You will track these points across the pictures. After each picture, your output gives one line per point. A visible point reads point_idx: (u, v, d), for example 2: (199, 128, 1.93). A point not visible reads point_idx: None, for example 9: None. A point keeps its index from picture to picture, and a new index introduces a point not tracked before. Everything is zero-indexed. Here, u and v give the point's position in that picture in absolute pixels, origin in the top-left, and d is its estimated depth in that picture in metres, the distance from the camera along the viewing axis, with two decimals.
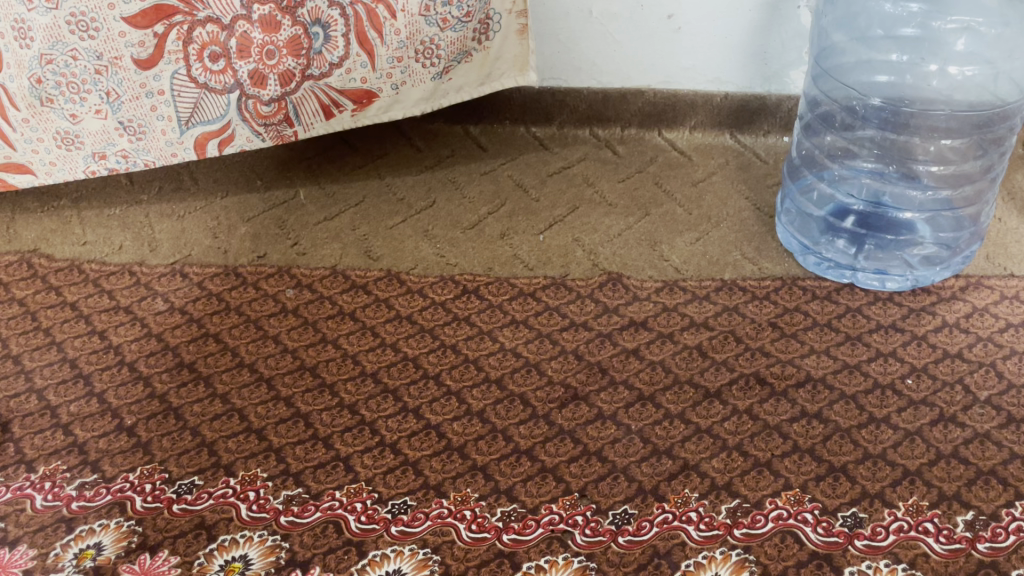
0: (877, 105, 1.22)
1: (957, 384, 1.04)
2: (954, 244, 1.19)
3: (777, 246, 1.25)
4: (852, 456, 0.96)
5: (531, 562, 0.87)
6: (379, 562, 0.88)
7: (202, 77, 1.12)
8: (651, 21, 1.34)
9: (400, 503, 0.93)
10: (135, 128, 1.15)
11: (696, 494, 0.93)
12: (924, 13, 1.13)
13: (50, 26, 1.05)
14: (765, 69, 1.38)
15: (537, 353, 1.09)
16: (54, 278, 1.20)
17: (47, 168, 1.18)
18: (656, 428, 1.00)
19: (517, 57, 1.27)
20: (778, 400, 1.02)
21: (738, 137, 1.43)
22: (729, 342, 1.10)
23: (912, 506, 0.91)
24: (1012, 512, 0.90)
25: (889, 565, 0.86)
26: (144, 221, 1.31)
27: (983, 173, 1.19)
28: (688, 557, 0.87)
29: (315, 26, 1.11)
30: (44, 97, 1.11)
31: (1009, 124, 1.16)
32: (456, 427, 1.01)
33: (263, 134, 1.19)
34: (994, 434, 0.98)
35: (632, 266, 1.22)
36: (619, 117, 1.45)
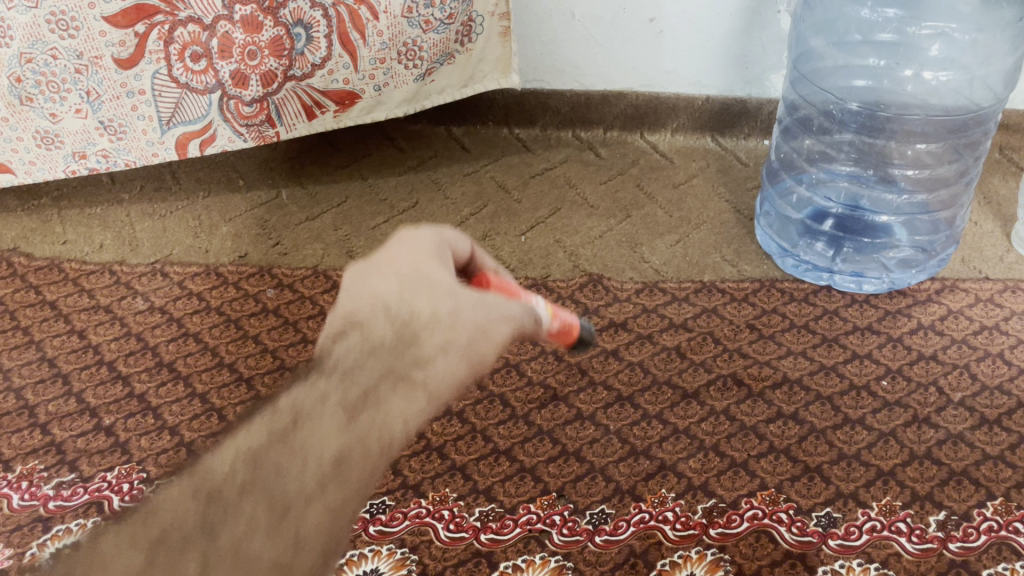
0: (854, 109, 1.23)
1: (932, 385, 1.05)
2: (930, 247, 1.21)
3: (757, 248, 1.26)
4: (827, 457, 0.97)
5: (508, 562, 0.88)
6: (357, 562, 0.88)
7: (183, 77, 1.12)
8: (634, 24, 1.34)
9: (379, 502, 0.94)
10: (115, 127, 1.15)
11: (672, 494, 0.93)
12: (900, 19, 1.14)
13: (30, 24, 1.04)
14: (746, 73, 1.38)
15: (517, 353, 1.10)
16: (34, 276, 1.20)
17: (26, 167, 1.18)
18: (634, 428, 1.00)
19: (499, 59, 1.27)
20: (755, 401, 1.03)
21: (719, 140, 1.45)
22: (707, 343, 1.11)
23: (885, 506, 0.92)
24: (983, 512, 0.91)
25: (862, 564, 0.87)
26: (126, 220, 1.30)
27: (958, 177, 1.21)
28: (664, 556, 0.88)
29: (297, 26, 1.11)
30: (23, 96, 1.11)
31: (983, 129, 1.20)
32: (435, 427, 1.01)
33: (245, 135, 1.20)
34: (968, 436, 0.99)
35: (612, 268, 1.23)
36: (601, 119, 1.46)
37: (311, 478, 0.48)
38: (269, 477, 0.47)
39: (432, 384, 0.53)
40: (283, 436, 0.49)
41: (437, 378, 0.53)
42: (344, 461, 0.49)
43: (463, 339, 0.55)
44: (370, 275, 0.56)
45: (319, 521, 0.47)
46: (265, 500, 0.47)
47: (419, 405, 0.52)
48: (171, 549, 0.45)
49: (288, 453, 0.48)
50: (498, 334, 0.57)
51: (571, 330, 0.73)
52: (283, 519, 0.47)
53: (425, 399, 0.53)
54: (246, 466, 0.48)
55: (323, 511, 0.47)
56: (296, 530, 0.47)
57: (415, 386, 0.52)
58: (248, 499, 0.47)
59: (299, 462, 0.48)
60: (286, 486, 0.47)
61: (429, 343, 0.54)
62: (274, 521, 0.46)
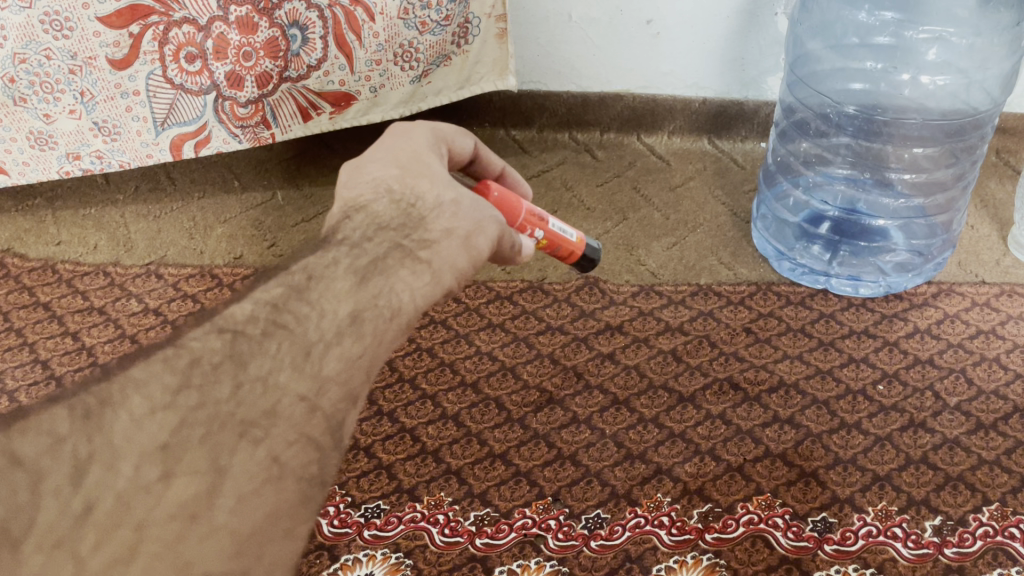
0: (851, 113, 1.23)
1: (928, 390, 1.05)
2: (927, 251, 1.22)
3: (753, 251, 1.26)
4: (822, 461, 0.97)
5: (503, 566, 0.87)
6: (351, 567, 0.88)
7: (178, 78, 1.11)
8: (631, 26, 1.34)
9: (373, 506, 0.93)
10: (109, 128, 1.15)
11: (668, 498, 0.93)
12: (898, 23, 1.14)
13: (23, 25, 1.03)
14: (743, 75, 1.38)
15: (513, 356, 1.10)
16: (28, 278, 1.20)
17: (20, 168, 1.18)
18: (629, 433, 1.00)
19: (495, 61, 1.27)
20: (752, 405, 1.03)
21: (716, 142, 1.45)
22: (704, 346, 1.11)
23: (881, 511, 0.92)
24: (979, 517, 0.91)
25: (858, 569, 0.87)
26: (120, 221, 1.30)
27: (955, 181, 1.21)
28: (659, 561, 0.87)
29: (292, 28, 1.10)
30: (17, 96, 1.10)
31: (981, 133, 1.20)
32: (431, 430, 1.01)
33: (240, 136, 1.19)
34: (964, 440, 0.99)
35: (609, 270, 1.23)
36: (597, 121, 1.46)
37: (329, 328, 0.57)
38: (290, 324, 0.56)
39: (436, 262, 0.66)
40: (303, 289, 0.59)
41: (439, 256, 0.66)
42: (359, 318, 0.59)
43: (461, 227, 0.69)
44: (373, 161, 0.71)
45: (335, 362, 0.57)
46: (290, 340, 0.56)
47: (423, 278, 0.64)
48: (206, 371, 0.52)
49: (305, 307, 0.57)
50: (491, 229, 0.71)
51: (573, 248, 0.88)
52: (306, 360, 0.56)
53: (429, 273, 0.65)
54: (269, 314, 0.56)
55: (341, 356, 0.57)
56: (318, 370, 0.56)
57: (422, 263, 0.65)
58: (273, 339, 0.55)
59: (316, 314, 0.57)
60: (307, 331, 0.56)
61: (432, 222, 0.67)
62: (299, 360, 0.55)
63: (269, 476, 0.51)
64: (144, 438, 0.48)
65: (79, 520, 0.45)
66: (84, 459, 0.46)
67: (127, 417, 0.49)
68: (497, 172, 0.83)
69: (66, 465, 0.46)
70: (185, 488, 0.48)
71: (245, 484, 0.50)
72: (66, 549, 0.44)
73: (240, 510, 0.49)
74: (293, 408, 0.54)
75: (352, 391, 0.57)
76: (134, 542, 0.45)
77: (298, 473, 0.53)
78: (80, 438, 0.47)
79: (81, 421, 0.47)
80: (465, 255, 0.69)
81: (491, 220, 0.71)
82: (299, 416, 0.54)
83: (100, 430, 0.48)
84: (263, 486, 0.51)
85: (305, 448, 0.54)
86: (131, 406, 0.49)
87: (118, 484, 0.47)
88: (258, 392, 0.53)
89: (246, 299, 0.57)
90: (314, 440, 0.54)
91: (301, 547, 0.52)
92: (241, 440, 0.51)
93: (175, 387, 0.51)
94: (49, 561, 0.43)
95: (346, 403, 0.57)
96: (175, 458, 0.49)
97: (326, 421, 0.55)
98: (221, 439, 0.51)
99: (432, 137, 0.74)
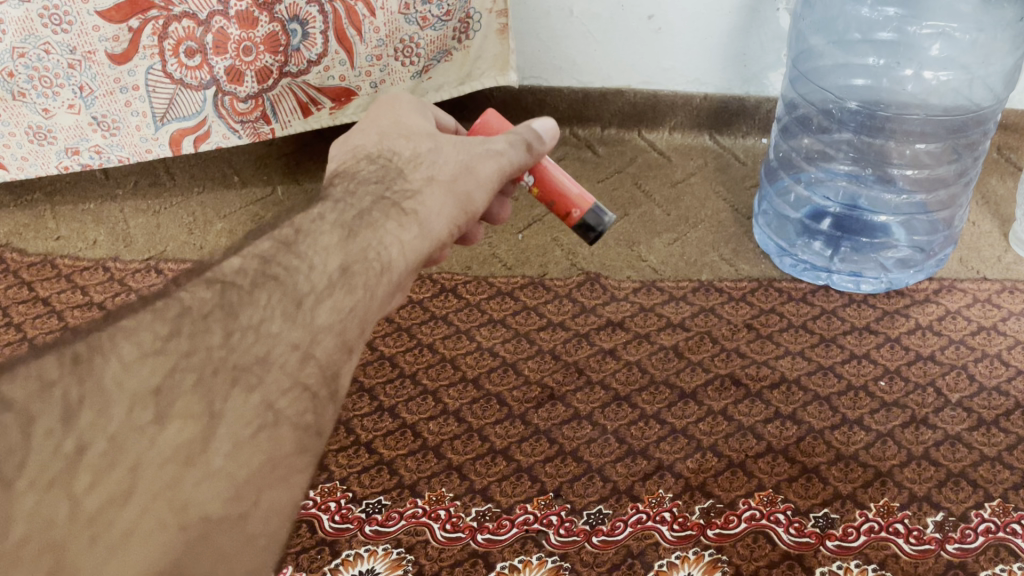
0: (854, 108, 1.23)
1: (929, 386, 1.04)
2: (929, 248, 1.21)
3: (754, 247, 1.26)
4: (825, 458, 0.97)
5: (505, 562, 0.87)
6: (352, 562, 0.88)
7: (178, 73, 1.10)
8: (632, 22, 1.33)
9: (375, 502, 0.93)
10: (108, 123, 1.15)
11: (671, 494, 0.93)
12: (900, 18, 1.14)
13: (23, 19, 1.02)
14: (744, 71, 1.38)
15: (514, 353, 1.09)
16: (26, 272, 1.19)
17: (19, 162, 1.17)
18: (631, 429, 1.00)
19: (497, 57, 1.26)
20: (753, 401, 1.03)
21: (717, 138, 1.45)
22: (705, 342, 1.10)
23: (882, 507, 0.92)
24: (980, 514, 0.91)
25: (860, 565, 0.87)
26: (120, 216, 1.29)
27: (958, 177, 1.22)
28: (661, 557, 0.87)
29: (293, 22, 1.09)
30: (15, 91, 1.09)
31: (983, 129, 1.20)
32: (432, 426, 1.01)
33: (240, 131, 1.19)
34: (965, 436, 0.99)
35: (610, 266, 1.23)
36: (598, 117, 1.45)
37: (319, 280, 0.58)
38: (281, 275, 0.57)
39: (422, 212, 0.68)
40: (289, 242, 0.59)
41: (424, 206, 0.68)
42: (349, 271, 0.60)
43: (443, 174, 0.71)
44: (355, 135, 0.74)
45: (328, 313, 0.57)
46: (281, 292, 0.56)
47: (411, 229, 0.66)
48: (196, 321, 0.52)
49: (294, 259, 0.58)
50: (475, 169, 0.72)
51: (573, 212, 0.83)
52: (298, 310, 0.56)
53: (416, 224, 0.67)
54: (258, 267, 0.56)
55: (333, 308, 0.58)
56: (309, 320, 0.56)
57: (408, 214, 0.67)
58: (263, 290, 0.55)
59: (306, 266, 0.58)
60: (298, 283, 0.57)
61: (413, 174, 0.70)
62: (291, 310, 0.56)
63: (263, 423, 0.51)
64: (135, 382, 0.48)
65: (73, 461, 0.44)
66: (75, 402, 0.46)
67: (116, 362, 0.48)
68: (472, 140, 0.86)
69: (57, 407, 0.45)
70: (179, 433, 0.48)
71: (240, 431, 0.50)
72: (61, 487, 0.43)
73: (236, 455, 0.49)
74: (286, 356, 0.54)
75: (346, 342, 0.58)
76: (129, 483, 0.45)
77: (294, 421, 0.53)
78: (71, 381, 0.46)
79: (70, 367, 0.46)
80: (451, 201, 0.70)
81: (474, 160, 0.72)
82: (292, 365, 0.54)
83: (90, 374, 0.47)
84: (258, 433, 0.51)
85: (300, 397, 0.54)
86: (121, 351, 0.49)
87: (111, 427, 0.46)
88: (250, 340, 0.53)
89: (235, 253, 0.57)
90: (309, 389, 0.54)
91: (300, 495, 0.51)
92: (235, 386, 0.51)
93: (165, 335, 0.50)
94: (43, 501, 0.43)
95: (340, 353, 0.57)
96: (167, 402, 0.48)
97: (320, 371, 0.55)
98: (215, 383, 0.50)
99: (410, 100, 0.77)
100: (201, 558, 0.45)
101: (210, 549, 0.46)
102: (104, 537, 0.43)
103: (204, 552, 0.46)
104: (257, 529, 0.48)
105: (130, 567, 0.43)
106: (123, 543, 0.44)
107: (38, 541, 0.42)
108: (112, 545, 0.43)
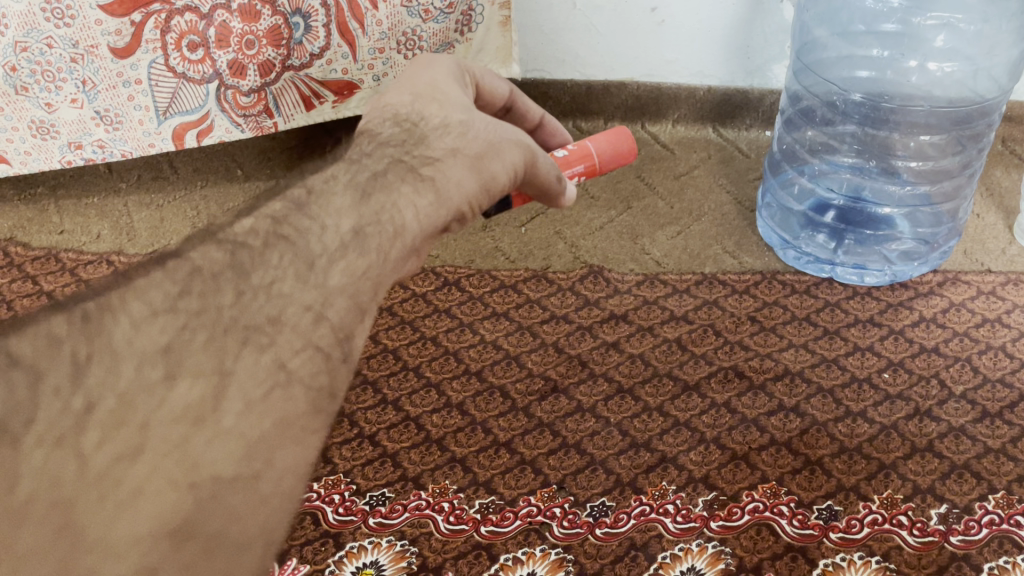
0: (858, 100, 1.23)
1: (933, 378, 1.04)
2: (932, 240, 1.21)
3: (758, 240, 1.26)
4: (828, 450, 0.96)
5: (508, 554, 0.88)
6: (357, 554, 0.88)
7: (180, 66, 1.10)
8: (635, 14, 1.32)
9: (378, 494, 0.94)
10: (111, 117, 1.15)
11: (674, 487, 0.93)
12: (905, 9, 1.12)
13: (25, 13, 1.02)
14: (749, 64, 1.37)
15: (518, 345, 1.09)
16: (31, 266, 1.19)
17: (22, 157, 1.18)
18: (634, 421, 1.00)
19: (500, 49, 1.26)
20: (756, 393, 1.03)
21: (721, 131, 1.45)
22: (709, 335, 1.10)
23: (886, 499, 0.91)
24: (984, 506, 0.91)
25: (864, 557, 0.86)
26: (123, 210, 1.30)
27: (962, 169, 1.21)
28: (665, 549, 0.87)
29: (295, 15, 1.09)
30: (18, 85, 1.09)
31: (988, 121, 1.20)
32: (435, 419, 1.01)
33: (242, 126, 1.19)
34: (969, 428, 0.98)
35: (614, 259, 1.23)
36: (602, 109, 1.45)
37: (331, 241, 0.55)
38: (292, 235, 0.54)
39: (440, 179, 0.63)
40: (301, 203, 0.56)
41: (442, 174, 0.63)
42: (362, 233, 0.57)
43: (468, 147, 0.65)
44: (388, 92, 0.70)
45: (341, 275, 0.55)
46: (292, 252, 0.54)
47: (426, 197, 0.62)
48: (207, 280, 0.50)
49: (306, 219, 0.55)
50: (501, 151, 0.67)
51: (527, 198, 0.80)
52: (311, 271, 0.54)
53: (432, 192, 0.62)
54: (269, 226, 0.54)
55: (346, 269, 0.55)
56: (322, 282, 0.54)
57: (424, 179, 0.62)
58: (274, 250, 0.53)
59: (318, 227, 0.55)
60: (310, 244, 0.54)
61: (436, 142, 0.65)
62: (303, 272, 0.53)
63: (276, 383, 0.50)
64: (144, 342, 0.47)
65: (82, 419, 0.43)
66: (84, 359, 0.44)
67: (126, 322, 0.47)
68: (535, 122, 0.87)
69: (65, 364, 0.44)
70: (190, 392, 0.47)
71: (252, 392, 0.49)
72: (69, 446, 0.42)
73: (248, 415, 0.48)
74: (299, 317, 0.52)
75: (358, 303, 0.55)
76: (138, 442, 0.44)
77: (306, 381, 0.51)
78: (79, 340, 0.45)
79: (79, 324, 0.45)
80: (472, 175, 0.65)
81: (501, 143, 0.67)
82: (305, 326, 0.52)
83: (100, 333, 0.45)
84: (271, 392, 0.49)
85: (313, 358, 0.52)
86: (130, 311, 0.47)
87: (120, 385, 0.45)
88: (262, 300, 0.51)
89: (247, 213, 0.55)
90: (322, 350, 0.52)
91: (313, 455, 0.50)
92: (246, 346, 0.50)
93: (176, 294, 0.49)
94: (52, 459, 0.41)
95: (352, 315, 0.54)
96: (178, 360, 0.47)
97: (333, 333, 0.53)
98: (226, 344, 0.49)
99: (453, 71, 0.73)
100: (211, 517, 0.44)
101: (221, 508, 0.45)
102: (112, 496, 0.42)
103: (214, 511, 0.45)
104: (270, 490, 0.47)
105: (139, 524, 0.42)
106: (131, 500, 0.43)
107: (45, 498, 0.40)
108: (119, 504, 0.42)
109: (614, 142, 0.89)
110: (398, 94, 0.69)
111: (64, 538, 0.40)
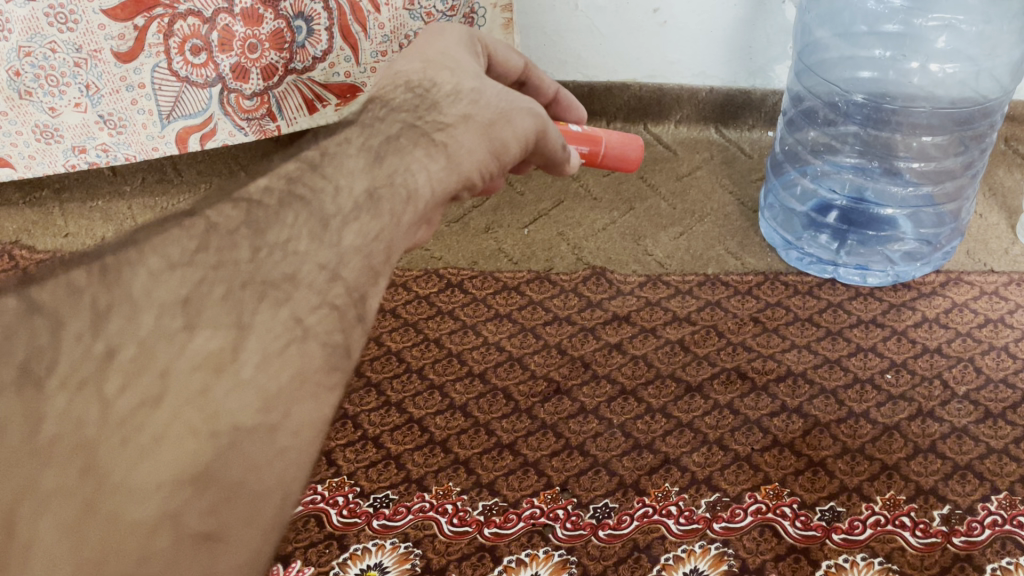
0: (860, 101, 1.24)
1: (937, 378, 1.04)
2: (935, 240, 1.21)
3: (761, 241, 1.26)
4: (830, 451, 0.97)
5: (512, 556, 0.88)
6: (361, 556, 0.89)
7: (183, 71, 1.11)
8: (637, 15, 1.31)
9: (382, 497, 0.94)
10: (115, 121, 1.16)
11: (676, 488, 0.93)
12: (906, 11, 1.12)
13: (28, 18, 1.03)
14: (751, 65, 1.37)
15: (520, 347, 1.10)
16: None
17: (26, 161, 1.20)
18: (636, 423, 1.00)
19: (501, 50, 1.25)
20: (759, 395, 1.03)
21: (723, 132, 1.45)
22: (711, 336, 1.10)
23: (889, 500, 0.92)
24: (987, 507, 0.91)
25: (867, 558, 0.87)
26: (128, 213, 1.31)
27: (964, 169, 1.21)
28: (667, 551, 0.88)
29: (297, 19, 1.09)
30: (22, 90, 1.10)
31: (990, 122, 1.20)
32: (439, 420, 1.01)
33: (246, 129, 1.19)
34: (971, 428, 0.98)
35: (616, 261, 1.23)
36: (604, 110, 1.45)
37: (346, 203, 0.57)
38: (306, 196, 0.56)
39: (452, 145, 0.65)
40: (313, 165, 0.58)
41: (455, 140, 0.66)
42: (375, 195, 0.58)
43: (479, 114, 0.69)
44: (399, 61, 0.73)
45: (353, 236, 0.56)
46: (306, 212, 0.55)
47: (439, 161, 0.64)
48: (223, 237, 0.51)
49: (319, 180, 0.57)
50: (512, 118, 0.70)
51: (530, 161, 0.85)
52: (325, 231, 0.55)
53: (444, 157, 0.64)
54: (284, 186, 0.56)
55: (359, 231, 0.56)
56: (336, 242, 0.55)
57: (437, 144, 0.64)
58: (289, 210, 0.54)
59: (332, 187, 0.57)
60: (323, 204, 0.56)
61: (448, 108, 0.68)
62: (317, 231, 0.55)
63: (293, 337, 0.50)
64: (163, 293, 0.47)
65: (103, 364, 0.44)
66: (103, 308, 0.45)
67: (144, 273, 0.47)
68: (550, 96, 0.90)
69: (86, 314, 0.45)
70: (210, 341, 0.47)
71: (270, 343, 0.49)
72: (93, 389, 0.43)
73: (266, 367, 0.48)
74: (313, 275, 0.53)
75: (372, 265, 0.56)
76: (159, 390, 0.45)
77: (322, 338, 0.52)
78: (99, 289, 0.46)
79: (98, 276, 0.46)
80: (484, 141, 0.68)
81: (512, 110, 0.70)
82: (320, 284, 0.53)
83: (118, 283, 0.46)
84: (288, 346, 0.50)
85: (328, 316, 0.52)
86: (148, 263, 0.48)
87: (140, 332, 0.46)
88: (277, 257, 0.52)
89: (262, 175, 0.56)
90: (337, 308, 0.53)
91: (329, 412, 0.50)
92: (263, 301, 0.50)
93: (193, 249, 0.50)
94: (75, 402, 0.42)
95: (366, 276, 0.56)
96: (196, 311, 0.48)
97: (348, 292, 0.54)
98: (244, 297, 0.50)
99: (461, 41, 0.76)
100: (231, 465, 0.45)
101: (241, 457, 0.45)
102: (135, 440, 0.43)
103: (234, 459, 0.45)
104: (287, 442, 0.47)
105: (160, 470, 0.43)
106: (152, 447, 0.43)
107: (68, 442, 0.42)
108: (141, 449, 0.43)
109: (624, 145, 0.90)
110: (410, 62, 0.72)
111: (87, 479, 0.41)
